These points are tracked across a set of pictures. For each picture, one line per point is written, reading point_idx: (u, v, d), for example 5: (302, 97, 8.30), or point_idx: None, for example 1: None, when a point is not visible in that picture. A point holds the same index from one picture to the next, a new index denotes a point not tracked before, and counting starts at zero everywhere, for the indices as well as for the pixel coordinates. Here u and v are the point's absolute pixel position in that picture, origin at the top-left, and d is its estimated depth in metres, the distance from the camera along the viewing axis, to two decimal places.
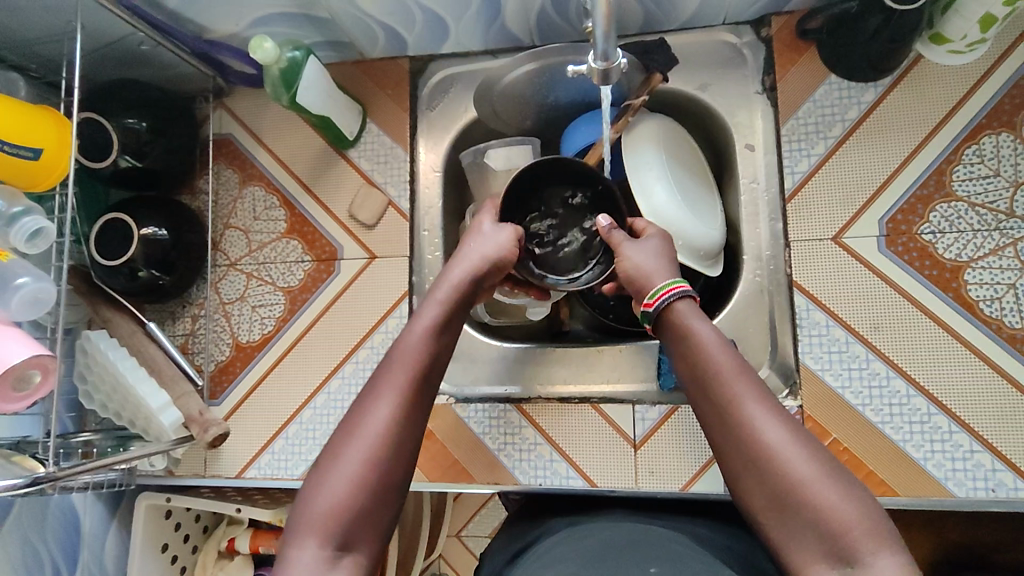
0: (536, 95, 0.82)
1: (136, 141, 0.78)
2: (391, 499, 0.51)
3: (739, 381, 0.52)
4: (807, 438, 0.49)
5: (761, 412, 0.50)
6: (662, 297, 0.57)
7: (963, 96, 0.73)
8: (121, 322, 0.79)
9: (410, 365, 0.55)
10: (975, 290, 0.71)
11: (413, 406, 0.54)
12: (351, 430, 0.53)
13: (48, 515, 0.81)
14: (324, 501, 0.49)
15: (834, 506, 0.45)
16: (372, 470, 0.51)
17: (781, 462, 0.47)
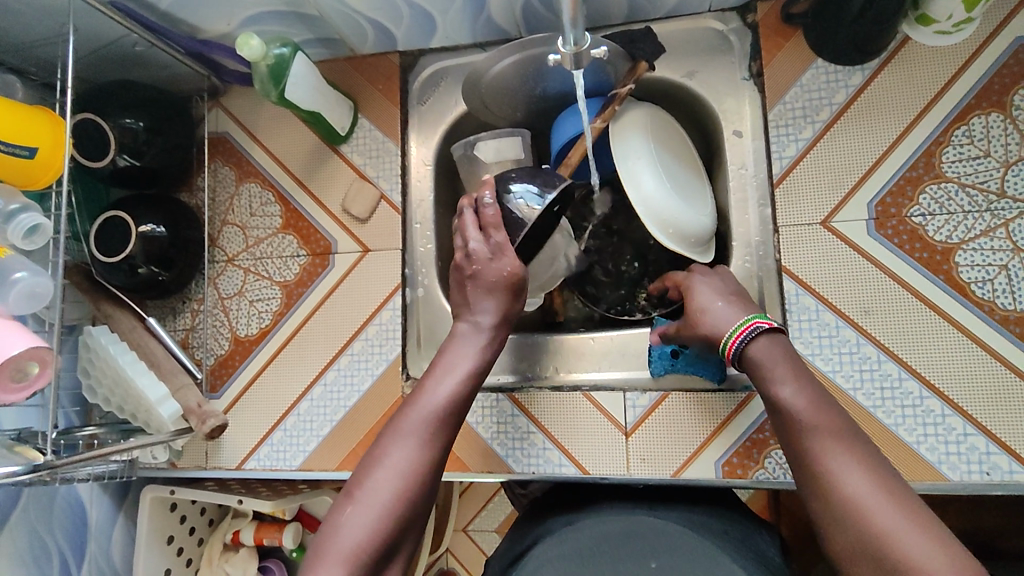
0: (525, 86, 0.82)
1: (133, 140, 0.80)
2: (410, 525, 0.56)
3: (822, 433, 0.54)
4: (893, 487, 0.50)
5: (842, 464, 0.52)
6: (747, 330, 0.61)
7: (952, 76, 0.72)
8: (122, 317, 0.81)
9: (433, 404, 0.61)
10: (966, 272, 0.70)
11: (433, 443, 0.59)
12: (379, 458, 0.57)
13: (55, 507, 0.83)
14: (357, 531, 0.53)
15: (921, 558, 0.46)
16: (402, 502, 0.55)
17: (863, 512, 0.49)
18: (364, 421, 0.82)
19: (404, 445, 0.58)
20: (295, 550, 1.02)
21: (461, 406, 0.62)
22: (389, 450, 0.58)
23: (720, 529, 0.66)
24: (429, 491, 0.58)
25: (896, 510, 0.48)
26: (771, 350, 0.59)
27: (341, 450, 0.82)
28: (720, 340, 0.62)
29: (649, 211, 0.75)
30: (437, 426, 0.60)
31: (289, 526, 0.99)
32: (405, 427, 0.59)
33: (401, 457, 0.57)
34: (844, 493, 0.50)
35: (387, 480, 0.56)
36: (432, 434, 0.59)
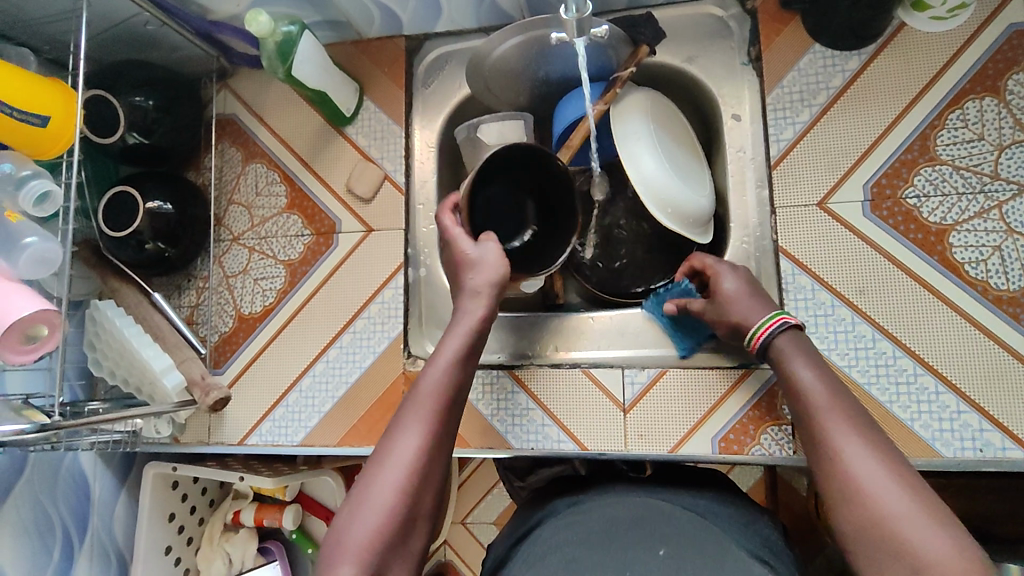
0: (528, 69, 0.84)
1: (143, 119, 0.82)
2: (426, 505, 0.56)
3: (835, 421, 0.54)
4: (907, 476, 0.49)
5: (855, 451, 0.51)
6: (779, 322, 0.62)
7: (947, 62, 0.74)
8: (128, 292, 0.82)
9: (431, 392, 0.59)
10: (960, 253, 0.71)
11: (436, 436, 0.58)
12: (381, 455, 0.56)
13: (59, 479, 0.84)
14: (371, 514, 0.53)
15: (923, 542, 0.46)
16: (405, 498, 0.54)
17: (871, 500, 0.48)
18: (365, 398, 0.83)
19: (406, 440, 0.57)
20: (295, 533, 1.02)
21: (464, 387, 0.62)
22: (399, 435, 0.57)
23: (714, 507, 0.68)
24: (441, 472, 0.58)
25: (907, 498, 0.48)
26: (795, 344, 0.61)
27: (343, 427, 0.83)
28: (753, 328, 0.63)
29: (650, 189, 0.76)
30: (439, 417, 0.59)
31: (288, 508, 1.00)
32: (412, 411, 0.59)
33: (411, 442, 0.56)
34: (852, 480, 0.50)
35: (389, 479, 0.54)
36: (432, 429, 0.58)
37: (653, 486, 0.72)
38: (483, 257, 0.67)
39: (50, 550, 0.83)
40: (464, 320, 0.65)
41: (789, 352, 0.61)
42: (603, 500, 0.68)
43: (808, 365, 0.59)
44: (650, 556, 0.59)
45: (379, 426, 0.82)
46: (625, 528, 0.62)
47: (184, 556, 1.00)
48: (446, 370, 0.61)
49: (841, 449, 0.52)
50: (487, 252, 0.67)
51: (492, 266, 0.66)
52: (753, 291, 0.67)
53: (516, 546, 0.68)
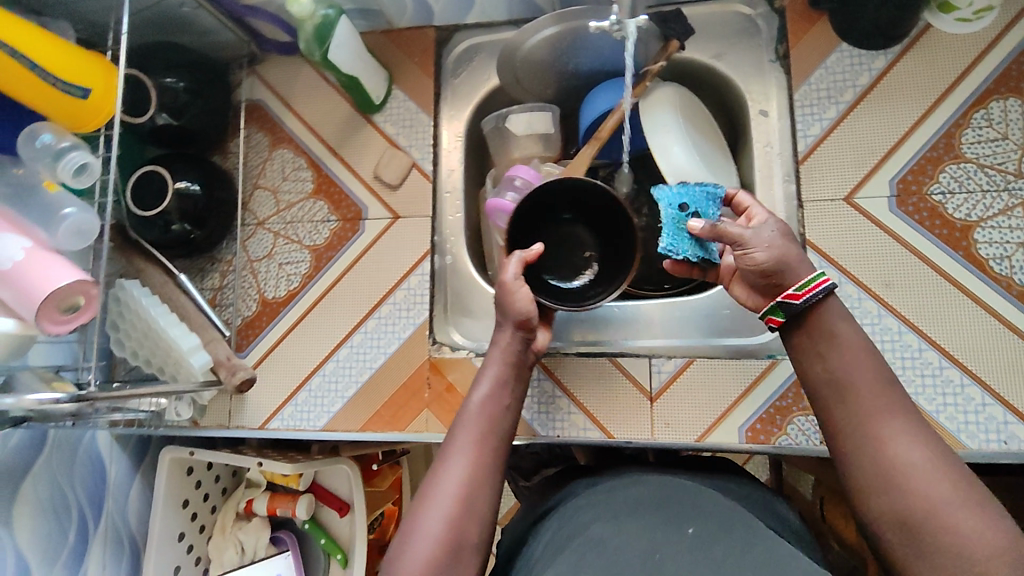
0: (557, 61, 0.85)
1: (173, 100, 0.82)
2: (477, 530, 0.57)
3: (877, 408, 0.53)
4: (946, 463, 0.51)
5: (900, 437, 0.52)
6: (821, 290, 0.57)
7: (973, 62, 0.75)
8: (154, 272, 0.82)
9: (474, 421, 0.62)
10: (984, 249, 0.73)
11: (481, 462, 0.60)
12: (430, 484, 0.59)
13: (76, 460, 0.84)
14: (423, 546, 0.55)
15: (969, 532, 0.47)
16: (455, 523, 0.56)
17: (917, 485, 0.49)
18: (388, 384, 0.83)
19: (452, 468, 0.59)
20: (308, 523, 1.01)
21: (503, 415, 0.64)
22: (445, 466, 0.60)
23: (741, 491, 0.68)
24: (491, 498, 0.59)
25: (949, 486, 0.49)
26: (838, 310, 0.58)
27: (366, 412, 0.83)
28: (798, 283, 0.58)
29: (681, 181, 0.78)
30: (484, 445, 0.61)
31: (301, 497, 0.99)
32: (456, 444, 0.61)
33: (455, 474, 0.59)
34: (901, 465, 0.51)
35: (438, 506, 0.57)
36: (478, 457, 0.60)
37: (678, 471, 0.72)
38: (502, 290, 0.68)
39: (65, 531, 0.82)
40: (500, 352, 0.68)
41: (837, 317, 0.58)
42: (630, 480, 0.69)
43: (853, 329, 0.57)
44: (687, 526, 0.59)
45: (403, 411, 0.82)
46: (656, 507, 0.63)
47: (196, 544, 0.99)
48: (481, 399, 0.64)
49: (887, 434, 0.52)
50: (504, 279, 0.68)
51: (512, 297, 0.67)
52: (789, 242, 0.60)
53: (538, 524, 0.68)
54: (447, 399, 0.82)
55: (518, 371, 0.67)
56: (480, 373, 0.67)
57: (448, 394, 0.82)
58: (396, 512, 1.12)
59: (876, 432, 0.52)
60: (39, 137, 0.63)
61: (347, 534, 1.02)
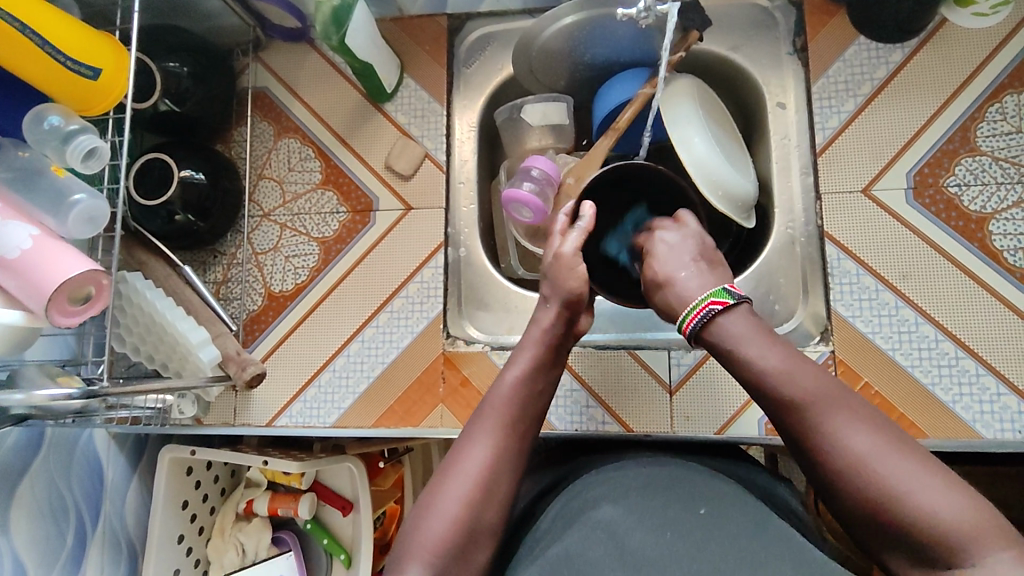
0: (574, 51, 0.84)
1: (176, 86, 0.79)
2: (493, 515, 0.57)
3: (818, 407, 0.52)
4: (898, 443, 0.51)
5: (843, 427, 0.52)
6: (695, 321, 0.59)
7: (987, 57, 0.76)
8: (156, 265, 0.79)
9: (500, 405, 0.61)
10: (999, 240, 0.73)
11: (504, 448, 0.59)
12: (450, 465, 0.58)
13: (74, 460, 0.80)
14: (437, 526, 0.55)
15: (932, 508, 0.47)
16: (471, 506, 0.56)
17: (872, 473, 0.49)
18: (402, 379, 0.81)
19: (473, 451, 0.59)
20: (310, 523, 0.99)
21: (534, 399, 0.63)
22: (467, 448, 0.59)
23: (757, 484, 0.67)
24: (509, 485, 0.59)
25: (904, 466, 0.49)
26: (736, 326, 0.58)
27: (378, 408, 0.80)
28: (680, 318, 0.61)
29: (701, 171, 0.77)
30: (509, 431, 0.60)
31: (304, 496, 0.97)
32: (481, 426, 0.60)
33: (476, 456, 0.58)
34: (852, 455, 0.50)
35: (458, 487, 0.57)
36: (500, 443, 0.59)
37: (688, 451, 0.70)
38: (557, 263, 0.68)
39: (63, 534, 0.79)
40: (532, 336, 0.66)
41: (739, 334, 0.57)
42: None
43: (755, 343, 0.56)
44: (701, 478, 0.57)
45: (417, 407, 0.80)
46: None
47: (195, 546, 0.96)
48: (512, 382, 0.62)
49: (828, 424, 0.52)
50: (561, 251, 0.68)
51: (565, 271, 0.66)
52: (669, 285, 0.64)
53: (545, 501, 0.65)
54: (463, 394, 0.80)
55: (555, 352, 0.66)
56: (511, 357, 0.65)
57: (463, 389, 0.80)
58: (399, 512, 1.09)
59: (824, 428, 0.52)
60: (47, 118, 0.60)
61: (351, 534, 1.00)
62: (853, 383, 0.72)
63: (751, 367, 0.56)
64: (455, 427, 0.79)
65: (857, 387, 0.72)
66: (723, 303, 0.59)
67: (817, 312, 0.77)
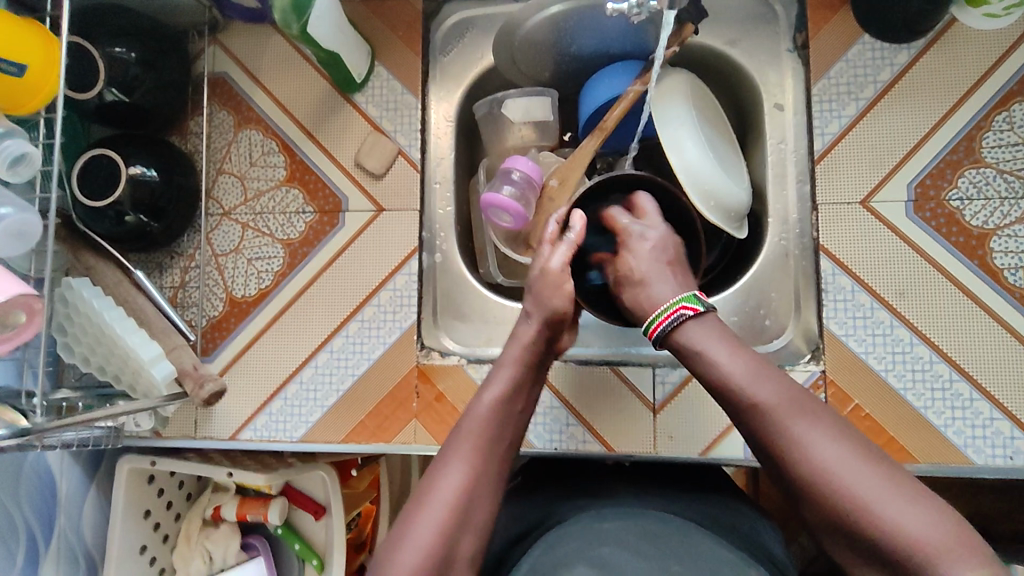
0: (559, 41, 0.78)
1: (123, 73, 0.71)
2: (470, 543, 0.54)
3: (786, 416, 0.50)
4: (868, 455, 0.49)
5: (813, 437, 0.49)
6: (660, 324, 0.58)
7: (996, 61, 0.72)
8: (106, 270, 0.72)
9: (477, 425, 0.58)
10: (1000, 259, 0.70)
11: (481, 472, 0.56)
12: (424, 490, 0.55)
13: (22, 477, 0.75)
14: (410, 558, 0.51)
15: (903, 522, 0.45)
16: (446, 535, 0.52)
17: (839, 485, 0.47)
18: (372, 392, 0.77)
19: (448, 476, 0.55)
20: (280, 528, 0.94)
21: (514, 420, 0.60)
22: (441, 471, 0.56)
23: (739, 513, 0.65)
24: (487, 511, 0.55)
25: (874, 478, 0.47)
26: (701, 331, 0.56)
27: (348, 423, 0.76)
28: (646, 320, 0.59)
29: (693, 179, 0.72)
30: (486, 453, 0.57)
31: (274, 502, 0.93)
32: (458, 449, 0.57)
33: (453, 480, 0.54)
34: (818, 465, 0.48)
35: (432, 514, 0.53)
36: (477, 467, 0.56)
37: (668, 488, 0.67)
38: (543, 276, 0.64)
39: (13, 555, 0.74)
40: (511, 355, 0.62)
41: (704, 340, 0.56)
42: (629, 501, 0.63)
43: (723, 349, 0.55)
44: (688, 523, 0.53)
45: (389, 422, 0.76)
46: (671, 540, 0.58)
47: (159, 555, 0.92)
48: (490, 403, 0.59)
49: (796, 435, 0.50)
50: (548, 267, 0.64)
51: (550, 289, 0.63)
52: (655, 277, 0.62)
53: (521, 542, 0.62)
54: (437, 409, 0.76)
55: (534, 371, 0.63)
56: (488, 376, 0.62)
57: (437, 405, 0.76)
58: (375, 511, 1.06)
59: (792, 438, 0.50)
60: None
61: (323, 539, 0.96)
62: (844, 405, 0.70)
63: (718, 374, 0.54)
64: (428, 444, 0.75)
65: (848, 410, 0.69)
66: (693, 309, 0.58)
67: (809, 327, 0.74)
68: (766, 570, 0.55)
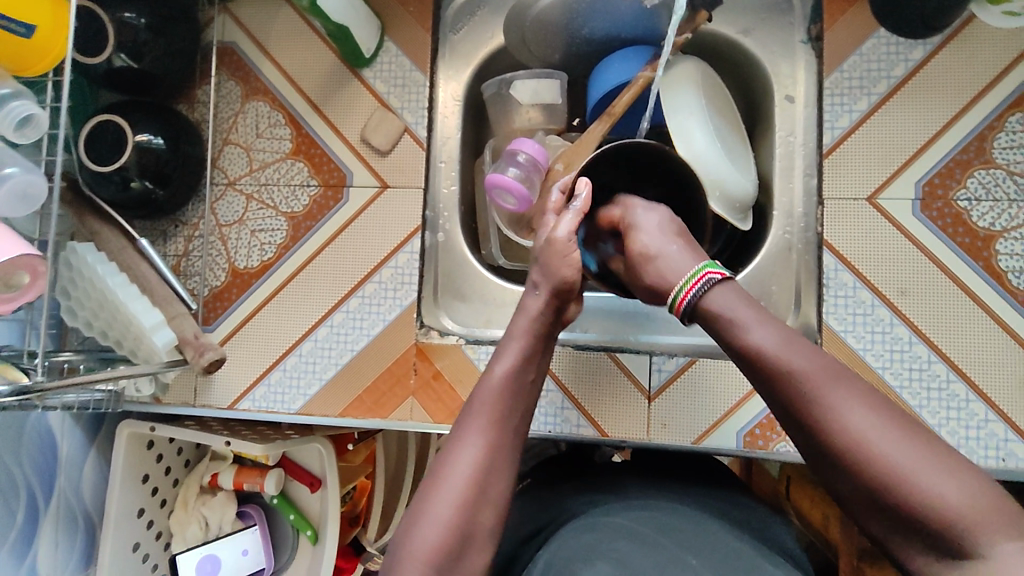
0: (569, 23, 0.77)
1: (132, 39, 0.71)
2: (488, 518, 0.54)
3: (816, 380, 0.48)
4: (899, 421, 0.47)
5: (844, 403, 0.47)
6: (695, 287, 0.55)
7: (1013, 61, 0.71)
8: (110, 236, 0.73)
9: (489, 398, 0.58)
10: (1004, 261, 0.69)
11: (497, 445, 0.56)
12: (440, 468, 0.55)
13: (23, 436, 0.77)
14: (430, 534, 0.52)
15: (941, 492, 0.43)
16: (464, 509, 0.53)
17: (872, 454, 0.45)
18: (370, 367, 0.77)
19: (464, 451, 0.55)
20: (276, 498, 0.96)
21: (526, 393, 0.60)
22: (456, 446, 0.56)
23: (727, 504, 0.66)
24: (504, 482, 0.56)
25: (907, 445, 0.45)
26: (726, 298, 0.54)
27: (345, 398, 0.77)
28: (673, 290, 0.56)
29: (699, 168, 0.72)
30: (501, 425, 0.57)
31: (270, 472, 0.94)
32: (472, 424, 0.57)
33: (469, 456, 0.55)
34: (851, 434, 0.46)
35: (450, 489, 0.53)
36: (492, 440, 0.56)
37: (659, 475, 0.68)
38: (549, 245, 0.63)
39: (13, 512, 0.75)
40: (520, 327, 0.62)
41: (729, 306, 0.54)
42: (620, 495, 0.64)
43: (749, 314, 0.52)
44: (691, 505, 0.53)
45: (386, 398, 0.77)
46: (657, 526, 0.58)
47: (156, 519, 0.94)
48: (501, 375, 0.59)
49: (827, 402, 0.47)
50: (555, 236, 0.63)
51: (558, 259, 0.62)
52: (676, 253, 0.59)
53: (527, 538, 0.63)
54: (434, 387, 0.77)
55: (544, 342, 0.63)
56: (499, 349, 0.62)
57: (434, 382, 0.77)
58: (369, 486, 1.07)
59: (823, 406, 0.47)
60: None
61: (318, 510, 0.97)
62: None
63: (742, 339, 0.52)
64: (423, 422, 0.76)
65: None
66: (719, 273, 0.56)
67: (807, 321, 0.74)
68: (750, 558, 0.55)
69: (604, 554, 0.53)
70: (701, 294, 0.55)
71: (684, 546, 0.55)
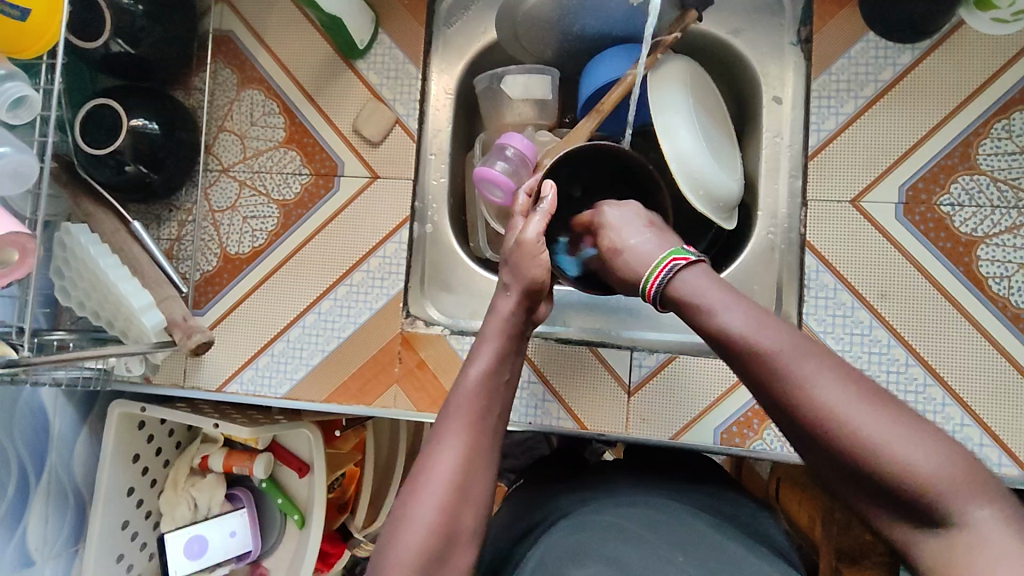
0: (561, 21, 0.78)
1: (129, 24, 0.72)
2: (472, 516, 0.54)
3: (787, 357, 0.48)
4: (871, 392, 0.46)
5: (817, 379, 0.47)
6: (658, 275, 0.57)
7: (1000, 68, 0.71)
8: (104, 218, 0.74)
9: (465, 400, 0.58)
10: (985, 267, 0.70)
11: (475, 446, 0.56)
12: (420, 469, 0.55)
13: (16, 412, 0.78)
14: (415, 534, 0.52)
15: (916, 462, 0.43)
16: (448, 509, 0.53)
17: (846, 427, 0.45)
18: (355, 355, 0.79)
19: (444, 453, 0.55)
20: (264, 482, 0.97)
21: (501, 393, 0.61)
22: (436, 448, 0.56)
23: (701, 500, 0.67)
24: (487, 481, 0.56)
25: (879, 417, 0.45)
26: (696, 280, 0.55)
27: (331, 384, 0.78)
28: (641, 281, 0.58)
29: (684, 167, 0.73)
30: (479, 425, 0.57)
31: (260, 456, 0.96)
32: (450, 425, 0.57)
33: (448, 458, 0.55)
34: (824, 409, 0.46)
35: (432, 491, 0.53)
36: (471, 441, 0.56)
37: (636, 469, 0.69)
38: (519, 247, 0.65)
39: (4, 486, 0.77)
40: (494, 330, 0.63)
41: (701, 286, 0.54)
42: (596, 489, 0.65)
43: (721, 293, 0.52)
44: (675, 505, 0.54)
45: (370, 386, 0.78)
46: (628, 519, 0.59)
47: (146, 498, 0.95)
48: (476, 377, 0.60)
49: (801, 379, 0.47)
50: (524, 237, 0.64)
51: (528, 259, 0.63)
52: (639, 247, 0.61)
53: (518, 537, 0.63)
54: (418, 376, 0.78)
55: (517, 342, 0.64)
56: (473, 351, 0.63)
57: (418, 371, 0.78)
58: (358, 473, 1.08)
59: (796, 383, 0.47)
60: None
61: (306, 495, 0.99)
62: None
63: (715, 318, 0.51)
64: (406, 410, 0.78)
65: None
66: (685, 259, 0.57)
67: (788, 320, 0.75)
68: (717, 552, 0.56)
69: (574, 545, 0.55)
70: (667, 280, 0.56)
71: (652, 539, 0.56)
